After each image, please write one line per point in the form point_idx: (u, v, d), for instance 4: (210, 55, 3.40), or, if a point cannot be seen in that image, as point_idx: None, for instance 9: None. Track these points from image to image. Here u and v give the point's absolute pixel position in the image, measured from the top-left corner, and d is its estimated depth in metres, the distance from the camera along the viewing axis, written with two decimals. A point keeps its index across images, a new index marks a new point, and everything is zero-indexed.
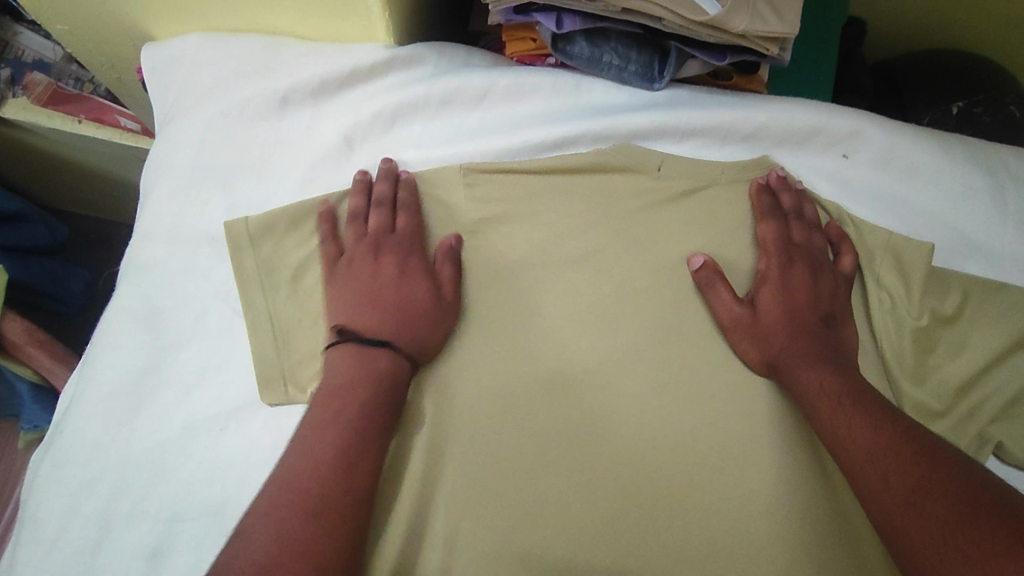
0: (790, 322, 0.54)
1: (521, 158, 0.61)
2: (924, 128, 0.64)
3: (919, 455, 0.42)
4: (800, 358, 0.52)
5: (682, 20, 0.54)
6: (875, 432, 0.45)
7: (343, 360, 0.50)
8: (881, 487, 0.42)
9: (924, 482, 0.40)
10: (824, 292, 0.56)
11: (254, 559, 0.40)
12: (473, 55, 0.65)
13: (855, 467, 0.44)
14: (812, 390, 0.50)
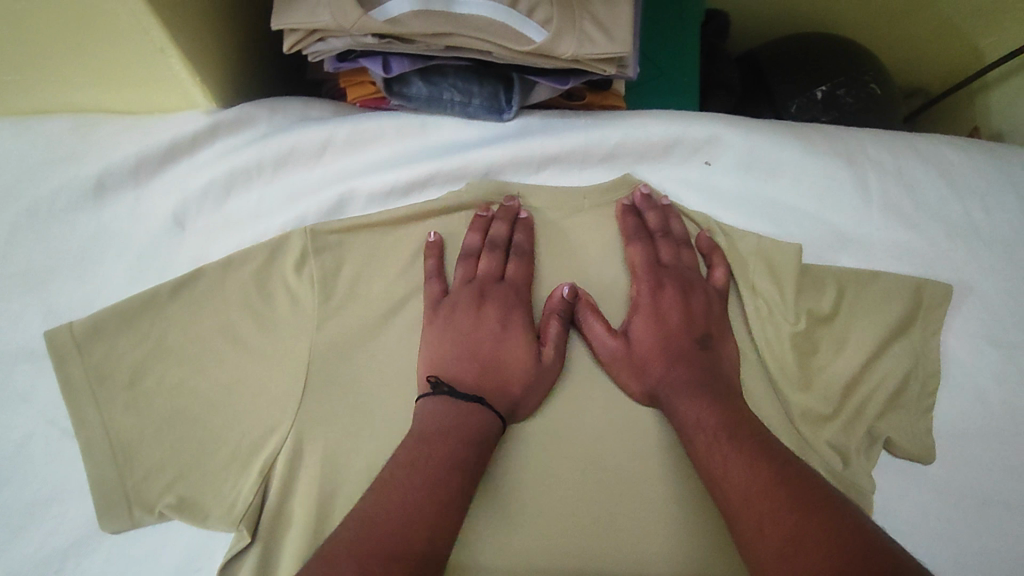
0: (670, 351, 0.53)
1: (371, 211, 0.57)
2: (784, 124, 0.63)
3: (798, 497, 0.41)
4: (680, 388, 0.51)
5: (510, 53, 0.51)
6: (750, 467, 0.44)
7: (442, 411, 0.48)
8: (759, 527, 0.41)
9: (795, 529, 0.39)
10: (713, 313, 0.55)
11: None
12: (311, 107, 0.60)
13: (733, 507, 0.43)
14: (689, 420, 0.49)
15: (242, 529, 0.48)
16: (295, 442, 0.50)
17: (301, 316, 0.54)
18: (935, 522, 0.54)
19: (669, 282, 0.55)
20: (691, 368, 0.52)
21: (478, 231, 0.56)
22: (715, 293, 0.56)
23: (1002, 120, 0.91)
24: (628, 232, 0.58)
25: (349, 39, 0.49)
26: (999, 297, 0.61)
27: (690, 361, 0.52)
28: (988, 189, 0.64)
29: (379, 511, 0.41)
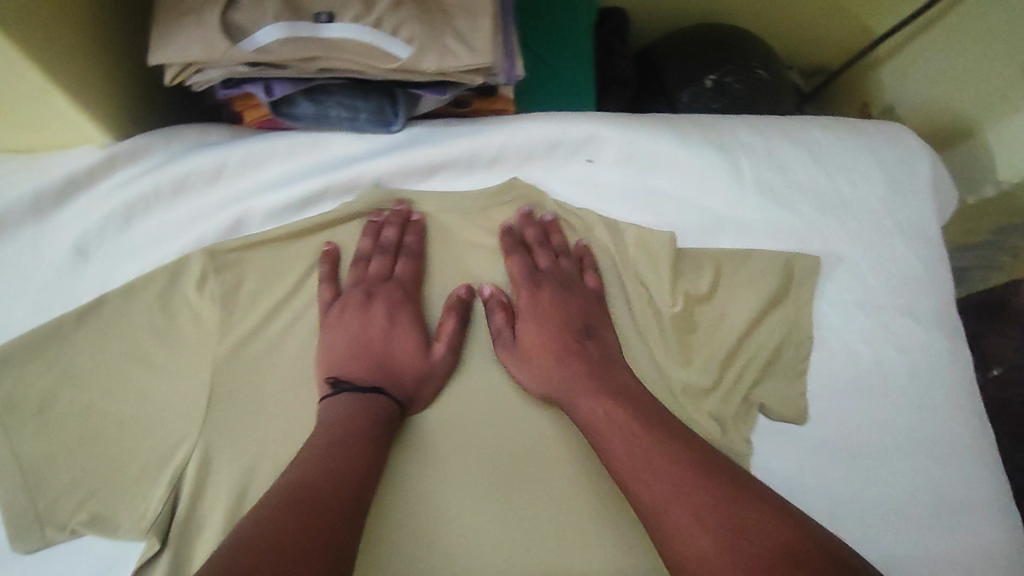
0: (569, 362, 0.57)
1: (268, 227, 0.60)
2: (664, 118, 0.67)
3: (720, 499, 0.48)
4: (587, 395, 0.56)
5: (381, 71, 0.53)
6: (671, 472, 0.50)
7: (344, 402, 0.52)
8: (688, 526, 0.47)
9: (750, 530, 0.46)
10: (597, 314, 0.61)
11: (255, 549, 0.40)
12: (207, 130, 0.62)
13: (656, 513, 0.49)
14: (624, 446, 0.52)
15: (153, 537, 0.51)
16: (202, 452, 0.53)
17: (204, 332, 0.56)
18: (810, 476, 0.59)
19: (552, 285, 0.61)
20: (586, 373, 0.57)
21: (370, 235, 0.60)
22: (592, 288, 0.62)
23: (893, 95, 0.96)
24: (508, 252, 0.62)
25: (223, 70, 0.52)
26: (867, 265, 0.66)
27: (585, 364, 0.57)
28: (857, 163, 0.68)
29: (306, 480, 0.46)
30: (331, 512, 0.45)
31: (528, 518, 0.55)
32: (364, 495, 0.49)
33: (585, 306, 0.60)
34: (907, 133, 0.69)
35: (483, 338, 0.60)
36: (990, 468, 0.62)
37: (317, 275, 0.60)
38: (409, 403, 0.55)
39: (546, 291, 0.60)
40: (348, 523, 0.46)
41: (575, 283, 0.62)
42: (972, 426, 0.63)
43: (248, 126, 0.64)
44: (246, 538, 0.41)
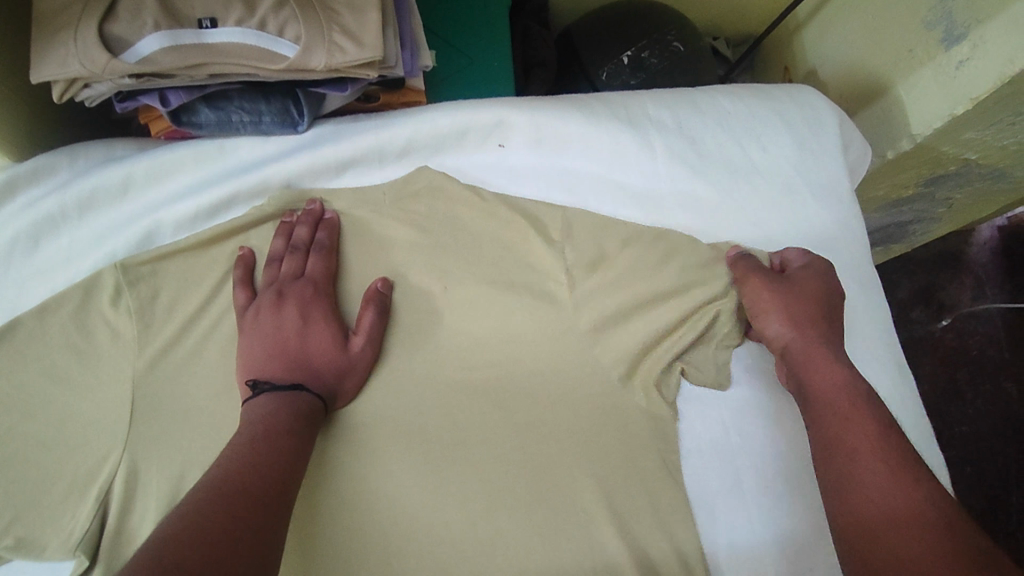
0: (803, 332, 0.56)
1: (179, 236, 0.62)
2: (570, 99, 0.67)
3: (867, 447, 0.48)
4: (821, 363, 0.54)
5: (272, 72, 0.54)
6: (867, 411, 0.50)
7: (265, 403, 0.52)
8: (852, 479, 0.47)
9: (896, 499, 0.44)
10: (829, 290, 0.58)
11: (174, 537, 0.39)
12: (113, 144, 0.62)
13: (840, 458, 0.48)
14: (834, 385, 0.52)
15: (81, 555, 0.52)
16: (129, 465, 0.54)
17: (123, 347, 0.58)
18: (735, 436, 0.59)
19: (784, 289, 0.57)
20: (817, 346, 0.55)
21: (283, 235, 0.61)
22: (824, 275, 0.59)
23: (816, 56, 0.97)
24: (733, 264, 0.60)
25: (110, 83, 0.52)
26: (781, 229, 0.64)
27: (814, 337, 0.55)
28: (766, 128, 0.67)
29: (227, 470, 0.45)
30: (253, 497, 0.44)
31: (457, 506, 0.56)
32: (291, 482, 0.48)
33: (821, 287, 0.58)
34: (812, 93, 0.69)
35: (406, 330, 0.61)
36: (914, 415, 0.62)
37: (231, 279, 0.60)
38: (332, 397, 0.56)
39: (769, 299, 0.57)
40: (275, 508, 0.45)
41: (806, 279, 0.58)
42: (893, 375, 0.62)
43: (156, 137, 0.64)
44: (163, 530, 0.40)
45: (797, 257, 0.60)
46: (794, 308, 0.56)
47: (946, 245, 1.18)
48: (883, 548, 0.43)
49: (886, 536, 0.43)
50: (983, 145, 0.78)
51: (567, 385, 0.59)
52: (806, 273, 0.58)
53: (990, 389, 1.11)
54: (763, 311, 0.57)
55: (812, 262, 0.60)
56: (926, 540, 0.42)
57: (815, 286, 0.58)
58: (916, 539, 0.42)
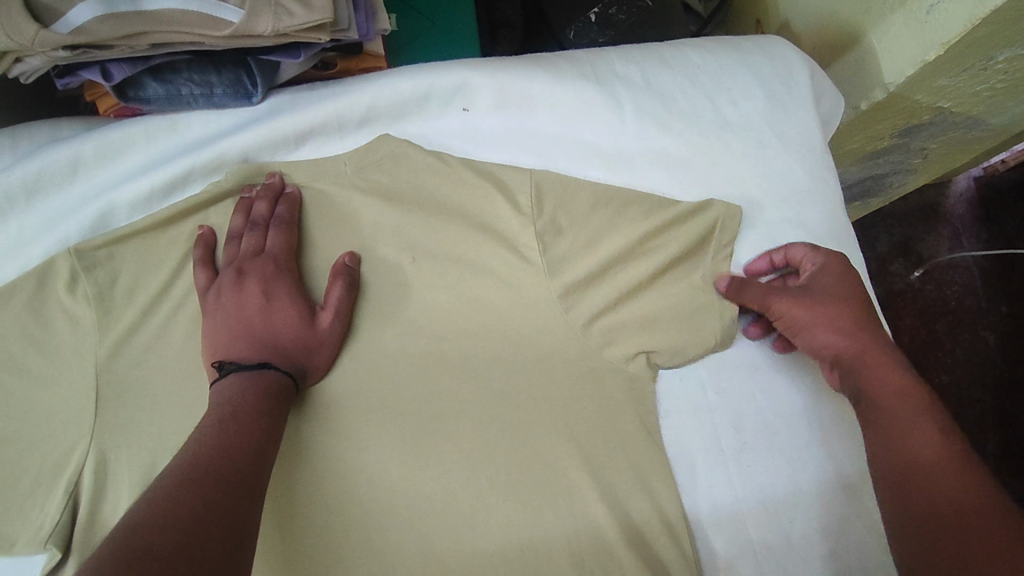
0: (851, 329, 0.55)
1: (134, 217, 0.60)
2: (534, 58, 0.65)
3: (915, 408, 0.49)
4: (872, 370, 0.52)
5: (217, 39, 0.52)
6: (899, 372, 0.52)
7: (232, 383, 0.51)
8: (884, 442, 0.49)
9: (929, 457, 0.46)
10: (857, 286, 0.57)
11: (141, 518, 0.38)
12: (58, 125, 0.61)
13: (884, 419, 0.50)
14: (881, 378, 0.52)
15: (52, 547, 0.52)
16: (97, 455, 0.55)
17: (83, 336, 0.58)
18: (714, 395, 0.59)
19: (821, 299, 0.56)
20: (866, 342, 0.54)
21: (242, 212, 0.59)
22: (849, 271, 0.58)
23: (787, 7, 0.95)
24: (748, 284, 0.57)
25: (44, 57, 0.49)
26: (753, 183, 0.63)
27: (863, 335, 0.54)
28: (736, 81, 0.65)
29: (197, 452, 0.44)
30: (224, 476, 0.43)
31: (435, 477, 0.55)
32: (263, 465, 0.46)
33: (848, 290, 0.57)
34: (781, 43, 0.67)
35: (376, 303, 0.60)
36: None
37: (191, 261, 0.59)
38: (302, 374, 0.56)
39: (809, 312, 0.55)
40: (248, 486, 0.44)
41: (830, 285, 0.57)
42: None
43: (104, 115, 0.62)
44: (131, 513, 0.38)
45: (815, 257, 0.59)
46: (833, 314, 0.55)
47: (923, 197, 1.18)
48: (932, 496, 0.45)
49: (929, 484, 0.45)
50: (956, 93, 0.78)
51: (540, 352, 0.58)
52: (831, 274, 0.57)
53: (968, 338, 1.13)
54: (807, 326, 0.55)
55: (829, 259, 0.58)
56: (973, 485, 0.44)
57: (840, 287, 0.57)
58: (960, 485, 0.44)
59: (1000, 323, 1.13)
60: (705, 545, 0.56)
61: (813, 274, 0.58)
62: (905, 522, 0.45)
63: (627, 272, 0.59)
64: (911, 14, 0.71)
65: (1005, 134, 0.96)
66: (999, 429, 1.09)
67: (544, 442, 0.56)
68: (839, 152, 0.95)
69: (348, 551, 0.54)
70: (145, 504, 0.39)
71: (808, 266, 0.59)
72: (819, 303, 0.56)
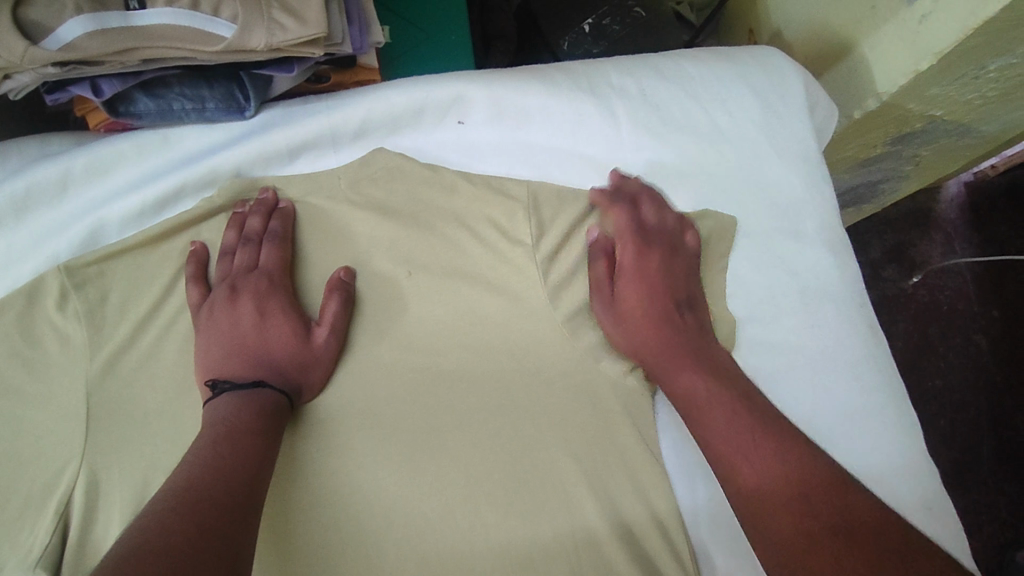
0: (651, 337, 0.55)
1: (126, 233, 0.60)
2: (528, 70, 0.64)
3: (722, 411, 0.49)
4: (654, 349, 0.55)
5: (211, 55, 0.51)
6: (725, 415, 0.48)
7: (226, 402, 0.50)
8: (728, 472, 0.46)
9: (766, 482, 0.44)
10: (674, 260, 0.58)
11: (131, 545, 0.37)
12: (48, 140, 0.60)
13: (720, 438, 0.48)
14: (691, 389, 0.51)
15: (41, 572, 0.51)
16: (88, 475, 0.54)
17: (72, 355, 0.57)
18: None
19: (647, 278, 0.57)
20: (670, 344, 0.54)
21: (235, 227, 0.59)
22: (665, 258, 0.58)
23: (779, 17, 0.95)
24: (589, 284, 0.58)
25: (33, 74, 0.48)
26: (750, 194, 0.63)
27: (659, 327, 0.55)
28: (730, 92, 0.65)
29: (190, 474, 0.43)
30: (218, 499, 0.42)
31: (431, 492, 0.55)
32: (258, 486, 0.45)
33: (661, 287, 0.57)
34: (776, 54, 0.67)
35: (371, 318, 0.59)
36: (887, 372, 0.60)
37: (184, 277, 0.59)
38: (297, 391, 0.55)
39: (644, 312, 0.56)
40: (243, 508, 0.43)
41: (652, 258, 0.58)
42: (863, 334, 0.61)
43: (95, 130, 0.61)
44: (122, 540, 0.38)
45: (656, 236, 0.59)
46: (641, 326, 0.56)
47: (915, 203, 1.19)
48: (785, 522, 0.42)
49: (791, 506, 0.43)
50: (948, 102, 0.78)
51: (538, 364, 0.58)
52: (655, 266, 0.57)
53: (961, 343, 1.13)
54: (641, 296, 0.57)
55: (651, 259, 0.58)
56: (817, 509, 0.42)
57: (654, 265, 0.57)
58: (805, 518, 0.42)
59: (992, 326, 1.13)
60: (706, 558, 0.56)
61: (637, 258, 0.58)
62: (769, 533, 0.43)
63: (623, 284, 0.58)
64: (903, 24, 0.71)
65: (996, 141, 0.96)
66: (995, 433, 1.09)
67: (541, 456, 0.56)
68: (832, 160, 0.96)
69: (344, 571, 0.53)
70: (135, 530, 0.38)
71: (654, 222, 0.59)
72: (618, 296, 0.57)
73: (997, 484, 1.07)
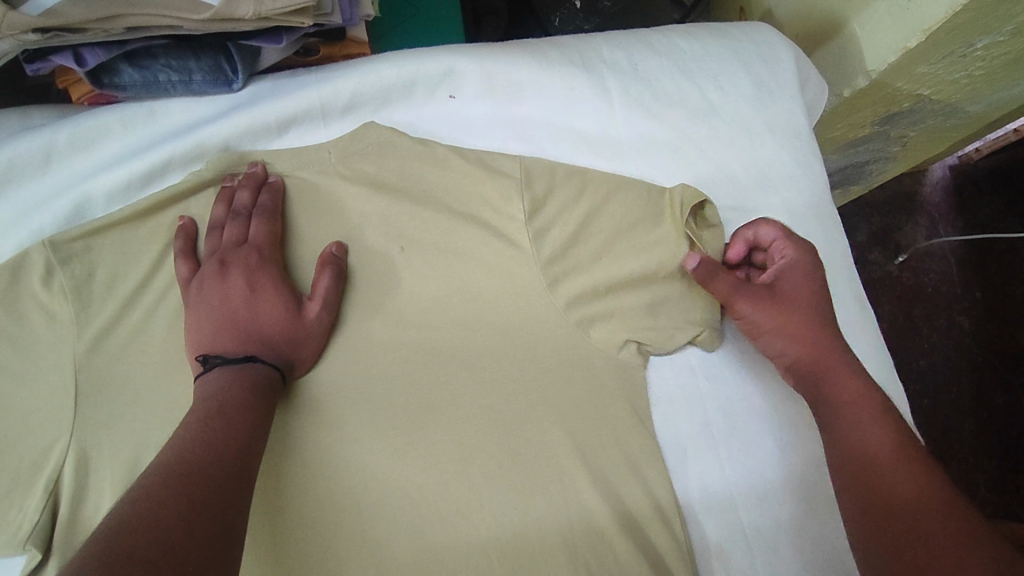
0: (804, 338, 0.54)
1: (112, 208, 0.59)
2: (520, 43, 0.64)
3: (864, 412, 0.50)
4: (831, 368, 0.53)
5: (197, 23, 0.50)
6: (854, 375, 0.52)
7: (218, 378, 0.50)
8: (843, 435, 0.50)
9: (878, 450, 0.47)
10: (821, 285, 0.56)
11: (124, 517, 0.37)
12: (30, 115, 0.59)
13: (837, 419, 0.50)
14: (846, 396, 0.51)
15: (33, 548, 0.51)
16: (77, 452, 0.54)
17: (58, 332, 0.56)
18: (704, 380, 0.59)
19: (778, 303, 0.55)
20: (824, 347, 0.54)
21: (224, 202, 0.58)
22: (812, 274, 0.56)
23: None
24: (737, 288, 0.56)
25: (12, 41, 0.47)
26: (742, 169, 0.63)
27: (817, 342, 0.54)
28: (722, 67, 0.65)
29: (183, 449, 0.43)
30: (210, 472, 0.42)
31: (426, 467, 0.55)
32: (250, 459, 0.45)
33: (809, 295, 0.56)
34: (768, 30, 0.67)
35: (363, 293, 0.59)
36: (875, 347, 0.62)
37: (172, 252, 0.58)
38: (289, 366, 0.55)
39: (789, 320, 0.55)
40: (235, 482, 0.43)
41: (795, 283, 0.56)
42: (853, 312, 0.62)
43: (77, 102, 0.60)
44: (116, 514, 0.37)
45: (786, 247, 0.57)
46: (794, 325, 0.55)
47: (902, 185, 1.20)
48: (877, 482, 0.46)
49: (882, 471, 0.46)
50: (935, 80, 0.79)
51: (532, 340, 0.58)
52: (795, 276, 0.56)
53: (945, 323, 1.15)
54: (764, 331, 0.56)
55: (796, 258, 0.57)
56: (905, 488, 0.45)
57: (806, 290, 0.56)
58: (894, 489, 0.45)
59: (975, 308, 1.14)
60: (698, 529, 0.56)
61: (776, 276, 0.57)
62: (853, 495, 0.47)
63: (615, 259, 0.58)
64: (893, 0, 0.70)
65: (982, 121, 0.97)
66: (977, 410, 1.11)
67: (536, 431, 0.56)
68: (822, 140, 0.96)
69: (338, 545, 0.53)
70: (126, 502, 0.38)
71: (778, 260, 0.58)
72: (776, 308, 0.55)
73: (980, 461, 1.09)
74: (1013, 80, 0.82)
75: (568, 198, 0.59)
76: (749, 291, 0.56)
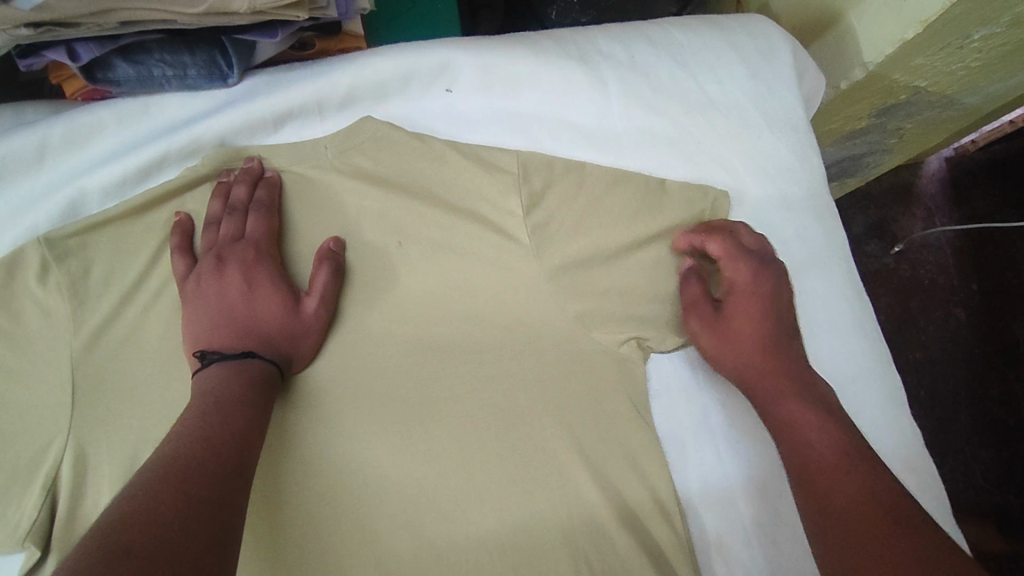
0: (757, 355, 0.56)
1: (108, 203, 0.58)
2: (516, 36, 0.64)
3: (811, 423, 0.52)
4: (770, 391, 0.55)
5: (191, 17, 0.50)
6: (802, 389, 0.54)
7: (216, 374, 0.49)
8: (795, 446, 0.51)
9: (827, 458, 0.49)
10: (774, 306, 0.57)
11: (122, 513, 0.37)
12: (24, 110, 0.59)
13: (786, 430, 0.52)
14: (793, 413, 0.53)
15: (32, 545, 0.51)
16: (76, 449, 0.54)
17: (56, 329, 0.56)
18: (702, 373, 0.60)
19: (723, 327, 0.57)
20: (776, 364, 0.56)
21: (220, 197, 0.58)
22: (759, 294, 0.58)
23: None
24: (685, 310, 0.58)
25: (4, 36, 0.46)
26: (739, 162, 0.63)
27: (771, 360, 0.56)
28: (720, 59, 0.65)
29: (180, 445, 0.43)
30: (208, 468, 0.42)
31: (425, 462, 0.55)
32: (248, 455, 0.45)
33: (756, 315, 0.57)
34: (765, 22, 0.67)
35: (361, 288, 0.59)
36: (872, 339, 0.62)
37: (169, 248, 0.58)
38: (288, 361, 0.55)
39: (733, 342, 0.57)
40: (234, 477, 0.43)
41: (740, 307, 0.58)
42: (851, 304, 0.62)
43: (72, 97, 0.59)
44: (114, 509, 0.37)
45: (736, 270, 0.58)
46: (747, 343, 0.57)
47: (899, 177, 1.20)
48: (824, 492, 0.48)
49: (832, 481, 0.48)
50: (932, 72, 0.78)
51: (531, 334, 0.58)
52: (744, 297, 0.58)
53: (942, 315, 1.15)
54: (713, 351, 0.58)
55: (743, 280, 0.58)
56: (852, 495, 0.47)
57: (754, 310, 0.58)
58: (843, 498, 0.47)
59: (971, 300, 1.14)
60: (697, 522, 0.57)
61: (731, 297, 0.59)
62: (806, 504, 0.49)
63: (612, 253, 0.58)
64: None
65: (978, 113, 0.97)
66: (973, 402, 1.11)
67: (534, 425, 0.56)
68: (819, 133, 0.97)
69: (338, 540, 0.53)
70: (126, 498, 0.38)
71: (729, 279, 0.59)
72: (721, 332, 0.57)
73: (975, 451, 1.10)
74: (1009, 71, 0.82)
75: (565, 191, 0.59)
76: (699, 310, 0.58)
